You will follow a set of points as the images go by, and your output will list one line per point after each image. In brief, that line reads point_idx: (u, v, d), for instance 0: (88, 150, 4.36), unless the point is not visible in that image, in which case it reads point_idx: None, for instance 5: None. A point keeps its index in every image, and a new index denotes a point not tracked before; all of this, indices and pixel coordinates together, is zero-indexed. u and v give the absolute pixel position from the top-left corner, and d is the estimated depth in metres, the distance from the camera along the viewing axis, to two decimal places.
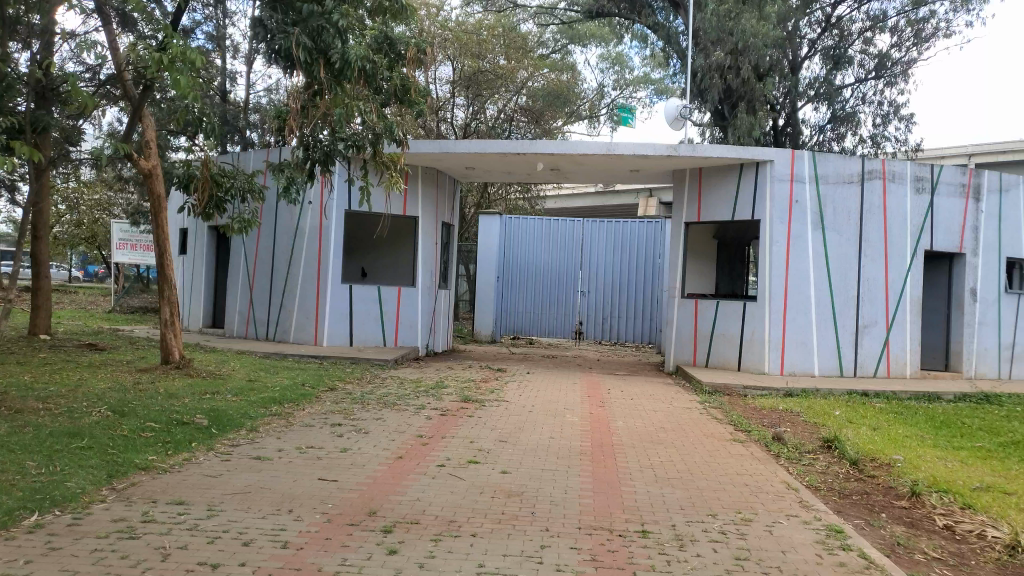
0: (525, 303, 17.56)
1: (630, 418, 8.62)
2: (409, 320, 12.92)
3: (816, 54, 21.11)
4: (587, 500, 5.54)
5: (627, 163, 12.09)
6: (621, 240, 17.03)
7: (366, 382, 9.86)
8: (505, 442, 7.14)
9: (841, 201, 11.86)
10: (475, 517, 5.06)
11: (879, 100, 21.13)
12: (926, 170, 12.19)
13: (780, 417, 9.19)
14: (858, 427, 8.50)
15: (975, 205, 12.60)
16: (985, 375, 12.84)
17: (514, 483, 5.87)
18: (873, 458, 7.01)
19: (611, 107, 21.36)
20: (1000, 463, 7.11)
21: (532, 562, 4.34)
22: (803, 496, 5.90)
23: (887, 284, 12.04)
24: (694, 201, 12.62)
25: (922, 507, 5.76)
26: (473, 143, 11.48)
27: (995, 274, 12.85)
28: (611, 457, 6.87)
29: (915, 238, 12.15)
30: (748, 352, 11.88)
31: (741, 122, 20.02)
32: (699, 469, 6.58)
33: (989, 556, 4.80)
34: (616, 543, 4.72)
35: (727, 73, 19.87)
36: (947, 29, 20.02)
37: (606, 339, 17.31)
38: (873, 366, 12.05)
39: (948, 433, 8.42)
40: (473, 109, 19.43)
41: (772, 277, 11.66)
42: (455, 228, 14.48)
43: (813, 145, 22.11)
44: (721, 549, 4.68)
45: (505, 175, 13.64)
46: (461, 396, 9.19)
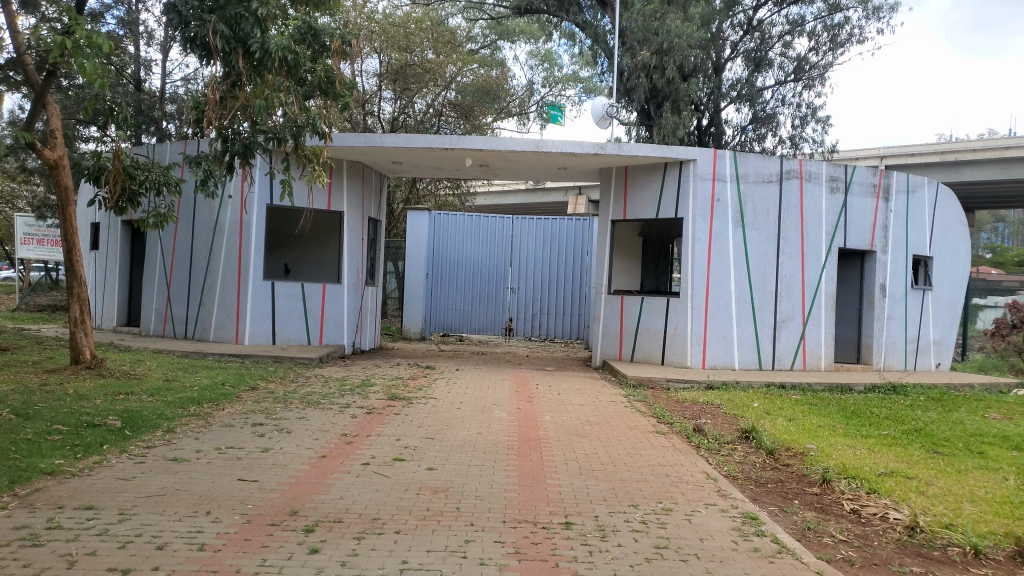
0: (455, 300, 17.51)
1: (557, 413, 8.71)
2: (335, 318, 12.73)
3: (738, 56, 21.73)
4: (513, 495, 5.57)
5: (554, 160, 12.21)
6: (550, 237, 17.17)
7: (290, 381, 9.67)
8: (432, 439, 7.12)
9: (760, 200, 12.25)
10: (400, 514, 5.03)
11: (797, 102, 21.92)
12: (840, 170, 12.71)
13: (701, 408, 9.45)
14: (775, 418, 8.82)
15: (885, 204, 13.21)
16: (893, 367, 13.49)
17: (440, 479, 5.86)
18: (788, 447, 7.29)
19: (541, 104, 21.47)
20: (904, 449, 7.50)
21: (455, 557, 4.35)
22: (722, 485, 6.09)
23: (803, 281, 12.51)
24: (620, 199, 12.83)
25: (831, 493, 6.02)
26: (400, 137, 11.36)
27: (903, 270, 13.50)
28: (537, 451, 6.94)
29: (830, 236, 12.66)
30: (671, 346, 12.17)
31: (666, 122, 20.45)
32: (624, 462, 6.70)
33: (891, 537, 5.06)
34: (539, 535, 4.77)
35: (653, 73, 20.27)
36: (860, 35, 20.97)
37: (536, 336, 17.44)
38: (790, 360, 12.50)
39: (858, 422, 8.82)
40: (401, 102, 19.45)
41: (694, 272, 11.97)
42: (382, 224, 14.34)
43: (735, 145, 22.76)
44: (642, 538, 4.78)
45: (433, 171, 13.56)
46: (388, 394, 9.11)
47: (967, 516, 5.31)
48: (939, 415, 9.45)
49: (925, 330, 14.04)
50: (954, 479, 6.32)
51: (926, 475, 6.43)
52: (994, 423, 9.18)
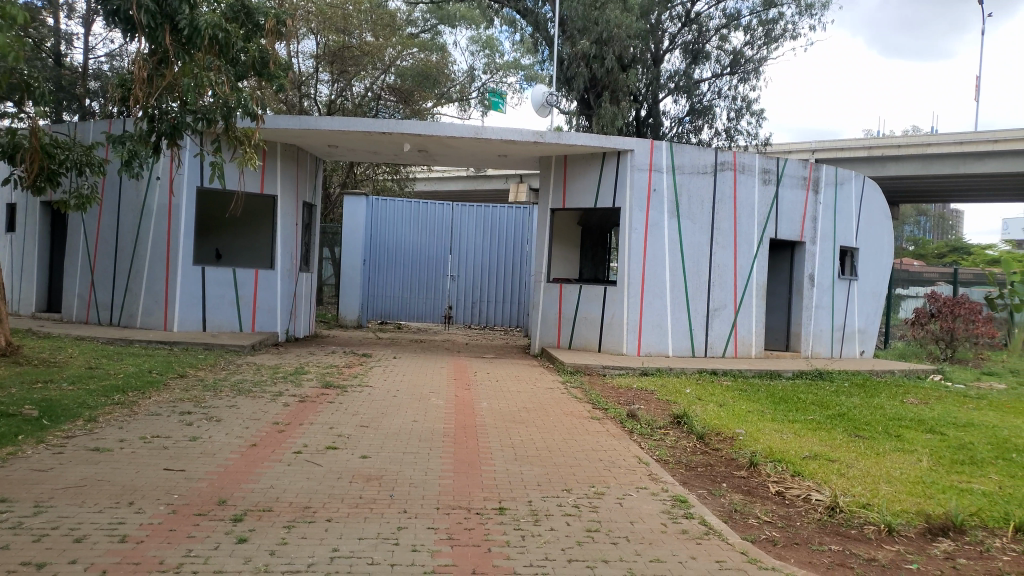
0: (394, 287, 17.35)
1: (494, 400, 8.75)
2: (268, 304, 12.45)
3: (676, 48, 22.03)
4: (447, 481, 5.57)
5: (493, 147, 12.18)
6: (490, 225, 17.16)
7: (221, 368, 9.45)
8: (367, 427, 7.05)
9: (695, 191, 12.48)
10: (332, 502, 4.98)
11: (733, 95, 22.38)
12: (772, 163, 13.06)
13: (635, 394, 9.63)
14: (707, 403, 9.04)
15: (815, 197, 13.64)
16: (820, 354, 13.97)
17: (374, 467, 5.82)
18: (718, 432, 7.48)
19: (482, 91, 21.31)
20: (827, 433, 7.78)
21: (387, 544, 4.33)
22: (653, 469, 6.21)
23: (736, 270, 12.82)
24: (559, 187, 12.85)
25: (758, 476, 6.21)
26: (335, 120, 11.15)
27: (831, 261, 13.95)
28: (473, 437, 6.94)
29: (761, 227, 13.00)
30: (608, 333, 12.34)
31: (605, 112, 20.63)
32: (558, 447, 6.76)
33: (812, 517, 5.25)
34: (472, 521, 4.79)
35: (592, 63, 20.43)
36: (794, 31, 21.52)
37: (475, 323, 17.42)
38: (722, 347, 12.83)
39: (785, 407, 9.12)
40: (339, 85, 19.34)
41: (631, 261, 12.13)
42: (317, 208, 14.09)
43: (673, 136, 23.09)
44: (574, 522, 4.85)
45: (369, 155, 13.36)
46: (322, 381, 8.99)
47: (883, 496, 5.56)
48: (860, 400, 9.86)
49: (851, 319, 14.57)
50: (872, 462, 6.60)
51: (846, 457, 6.68)
52: (911, 407, 9.61)
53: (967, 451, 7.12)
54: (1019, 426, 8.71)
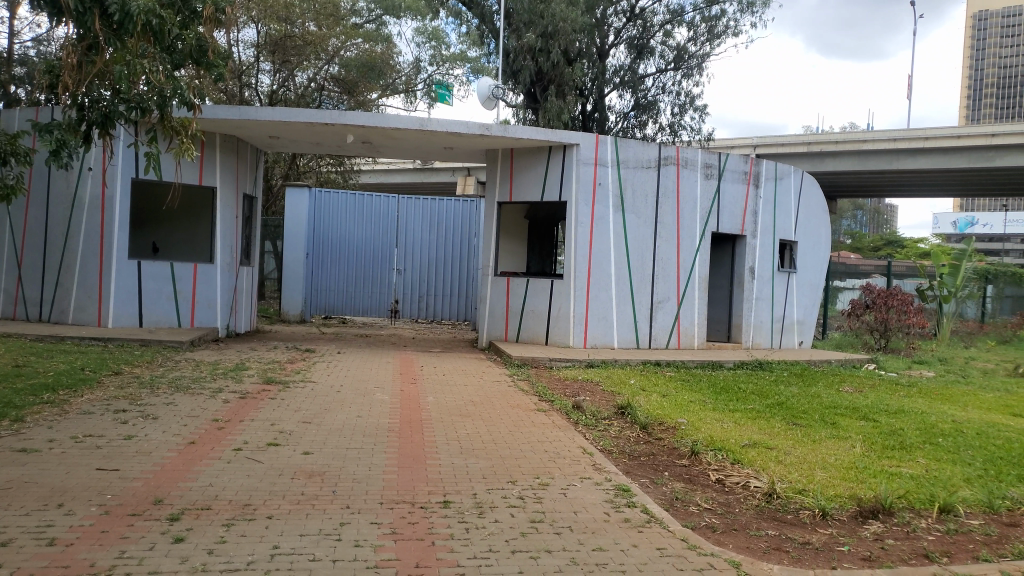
0: (339, 281, 17.13)
1: (441, 393, 8.72)
2: (208, 299, 12.19)
3: (621, 43, 22.22)
4: (391, 476, 5.53)
5: (438, 140, 12.10)
6: (436, 218, 17.07)
7: (158, 365, 9.19)
8: (310, 423, 6.95)
9: (640, 184, 12.63)
10: (273, 499, 4.90)
11: (677, 90, 22.71)
12: (714, 158, 13.30)
13: (581, 386, 9.73)
14: (650, 394, 9.19)
15: (755, 191, 13.94)
16: (760, 345, 14.31)
17: (316, 463, 5.73)
18: (660, 422, 7.60)
19: (428, 83, 21.16)
20: (766, 422, 7.98)
21: (330, 540, 4.28)
22: (597, 459, 6.29)
23: (679, 263, 13.04)
24: (506, 181, 12.80)
25: (699, 464, 6.33)
26: (276, 111, 10.93)
27: (771, 254, 14.29)
28: (419, 432, 6.90)
29: (704, 220, 13.25)
30: (554, 326, 12.41)
31: (551, 106, 20.72)
32: (504, 439, 6.78)
33: (751, 503, 5.38)
34: (416, 515, 4.77)
35: (538, 56, 20.51)
36: (736, 28, 21.93)
37: (422, 317, 17.32)
38: (665, 339, 13.05)
39: (726, 397, 9.33)
40: (281, 75, 19.10)
41: (577, 254, 12.21)
42: (258, 201, 13.80)
43: (618, 131, 23.30)
44: (518, 513, 4.87)
45: (312, 146, 13.14)
46: (264, 377, 8.83)
47: (818, 482, 5.73)
48: (798, 389, 10.14)
49: (790, 311, 14.96)
50: (808, 448, 6.79)
51: (784, 445, 6.87)
52: (846, 395, 9.93)
53: (897, 437, 7.39)
54: (946, 411, 9.08)
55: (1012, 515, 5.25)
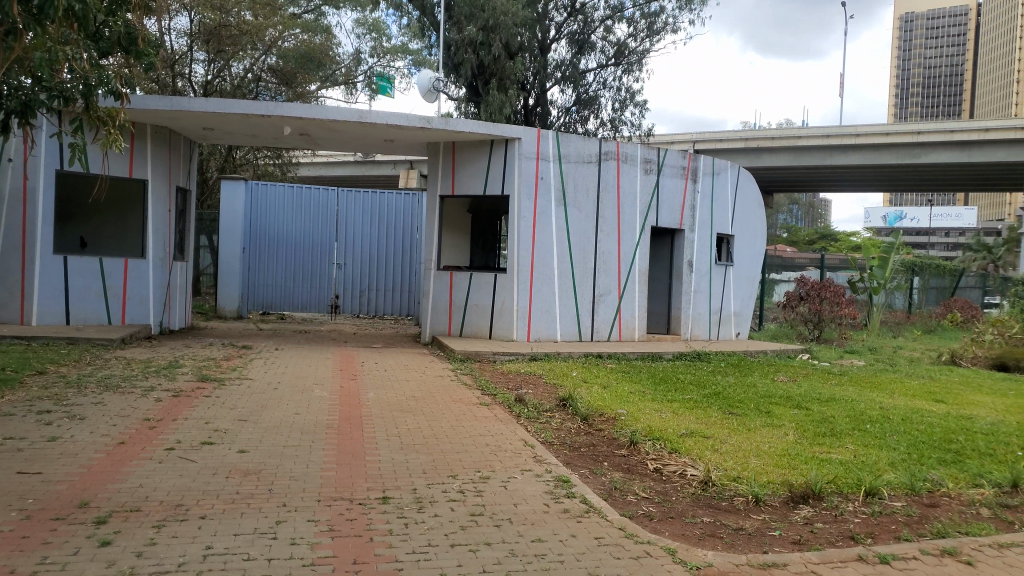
0: (277, 276, 16.81)
1: (381, 389, 8.64)
2: (140, 295, 11.83)
3: (562, 38, 22.32)
4: (329, 473, 5.46)
5: (378, 132, 11.97)
6: (377, 212, 16.88)
7: (86, 364, 8.87)
8: (246, 421, 6.81)
9: (581, 179, 12.73)
10: (206, 499, 4.78)
11: (618, 85, 22.94)
12: (653, 153, 13.50)
13: (523, 379, 9.79)
14: (591, 386, 9.30)
15: (693, 186, 14.21)
16: (699, 336, 14.61)
17: (252, 461, 5.62)
18: (601, 413, 7.70)
19: (369, 75, 20.89)
20: (704, 411, 8.15)
21: (265, 538, 4.21)
22: (538, 451, 6.32)
23: (619, 257, 13.22)
24: (448, 174, 12.73)
25: (637, 454, 6.43)
26: (210, 102, 10.64)
27: (708, 248, 14.58)
28: (358, 428, 6.84)
29: (644, 215, 13.45)
30: (497, 320, 12.42)
31: (493, 99, 20.65)
32: (445, 434, 6.77)
33: (688, 491, 5.49)
34: (355, 511, 4.72)
35: (479, 49, 20.48)
36: (674, 25, 22.27)
37: (363, 312, 17.12)
38: (607, 332, 13.24)
39: (665, 387, 9.50)
40: (216, 65, 18.60)
41: (520, 248, 12.21)
42: (192, 194, 13.43)
43: (560, 126, 23.42)
44: (458, 507, 4.86)
45: (248, 138, 12.85)
46: (199, 375, 8.61)
47: (752, 469, 5.88)
48: (735, 379, 10.40)
49: (727, 303, 15.30)
50: (744, 437, 6.97)
51: (720, 434, 7.03)
52: (780, 384, 10.23)
53: (828, 424, 7.63)
54: (874, 398, 9.44)
55: (932, 496, 5.49)
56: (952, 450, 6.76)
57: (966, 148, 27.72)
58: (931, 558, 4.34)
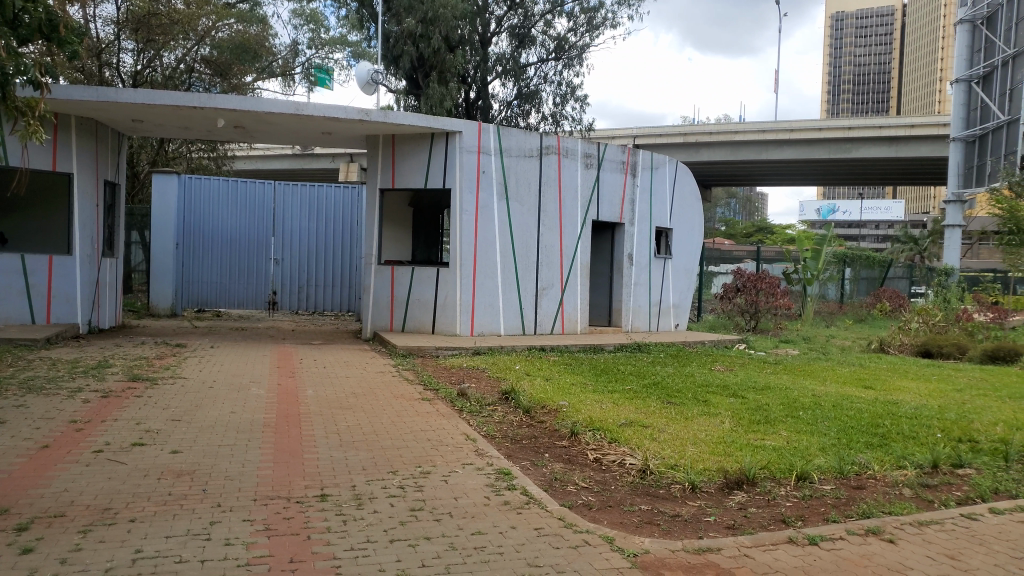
0: (213, 273, 16.41)
1: (320, 386, 8.51)
2: (66, 293, 11.41)
3: (503, 31, 22.30)
4: (266, 472, 5.36)
5: (315, 125, 11.77)
6: (316, 206, 16.60)
7: (8, 365, 8.51)
8: (180, 420, 6.64)
9: (522, 173, 12.75)
10: (135, 502, 4.64)
11: (558, 80, 23.07)
12: (593, 148, 13.63)
13: (466, 373, 9.78)
14: (533, 378, 9.37)
15: (632, 179, 14.40)
16: (639, 328, 14.84)
17: (185, 462, 5.49)
18: (543, 405, 7.75)
19: (307, 67, 20.54)
20: (643, 401, 8.28)
21: (198, 539, 4.11)
22: (480, 445, 6.33)
23: (562, 250, 13.33)
24: (387, 168, 12.56)
25: (578, 445, 6.49)
26: (139, 93, 10.31)
27: (648, 241, 14.80)
28: (297, 426, 6.73)
29: (585, 209, 13.57)
30: (440, 315, 12.37)
31: (434, 92, 20.52)
32: (386, 430, 6.70)
33: (626, 480, 5.58)
34: (292, 510, 4.65)
35: (419, 42, 20.34)
36: (613, 20, 22.49)
37: (302, 308, 16.86)
38: (550, 325, 13.34)
39: (606, 378, 9.64)
40: (146, 55, 18.04)
41: (462, 242, 12.18)
42: (121, 188, 12.98)
43: (502, 120, 23.39)
44: (398, 502, 4.84)
45: (180, 130, 12.50)
46: (129, 375, 8.36)
47: (689, 456, 6.01)
48: (674, 369, 10.60)
49: (667, 295, 15.56)
50: (681, 426, 7.10)
51: (658, 423, 7.15)
52: (718, 374, 10.44)
53: (763, 412, 7.85)
54: (807, 386, 9.73)
55: (860, 479, 5.70)
56: (879, 434, 7.02)
57: (894, 143, 28.80)
58: (856, 537, 4.51)
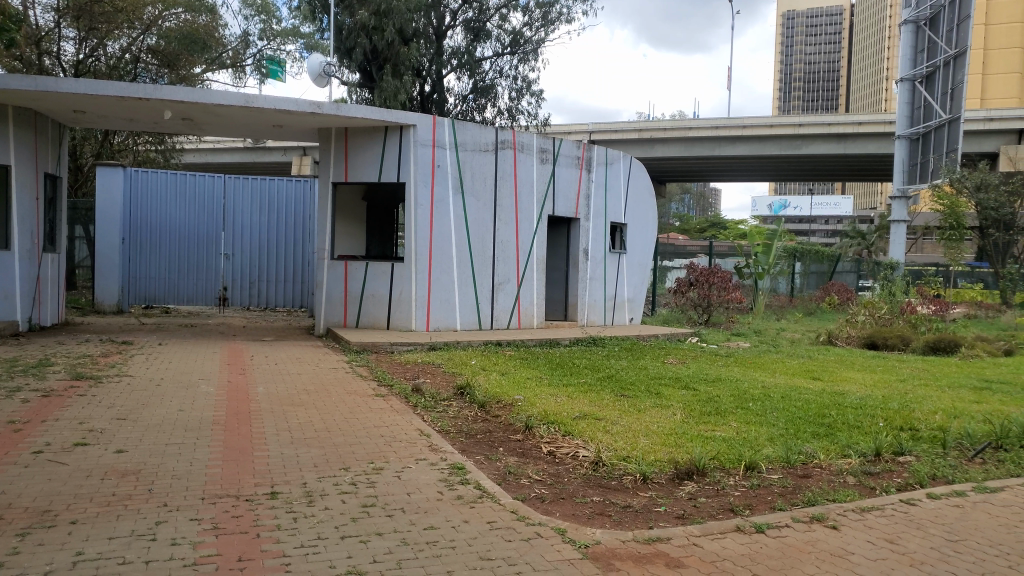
0: (161, 269, 16.03)
1: (271, 383, 8.37)
2: (5, 290, 11.04)
3: (458, 25, 22.21)
4: (215, 471, 5.26)
5: (266, 117, 11.57)
6: (268, 200, 16.35)
7: None
8: (125, 419, 6.48)
9: (477, 168, 12.72)
10: (77, 503, 4.51)
11: (514, 74, 23.08)
12: (548, 143, 13.67)
13: (421, 368, 9.74)
14: (489, 373, 9.37)
15: (587, 175, 14.48)
16: (594, 323, 14.95)
17: (130, 461, 5.36)
18: (498, 400, 7.76)
19: (258, 58, 20.19)
20: (597, 394, 8.35)
21: (142, 540, 4.02)
22: (434, 440, 6.31)
23: (518, 245, 13.36)
24: (341, 161, 12.42)
25: (532, 438, 6.51)
26: (81, 83, 10.01)
27: (603, 236, 14.92)
28: (247, 423, 6.62)
29: (541, 204, 13.62)
30: (395, 311, 12.28)
31: (387, 85, 20.33)
32: (339, 427, 6.64)
33: (579, 472, 5.62)
34: (241, 508, 4.57)
35: (372, 34, 20.16)
36: (568, 15, 22.56)
37: (254, 305, 16.59)
38: (506, 320, 13.37)
39: (561, 372, 9.70)
40: (88, 43, 17.44)
41: (418, 237, 12.09)
42: (63, 181, 12.60)
43: (457, 114, 23.30)
44: (350, 499, 4.80)
45: (125, 122, 12.18)
46: (72, 373, 8.13)
47: (641, 448, 6.08)
48: (628, 363, 10.71)
49: (621, 290, 15.70)
50: (634, 418, 7.19)
51: (612, 416, 7.22)
52: (670, 366, 10.57)
53: (714, 403, 7.99)
54: (757, 378, 9.93)
55: (806, 467, 5.84)
56: (825, 424, 7.21)
57: (842, 140, 29.51)
58: (801, 524, 4.63)
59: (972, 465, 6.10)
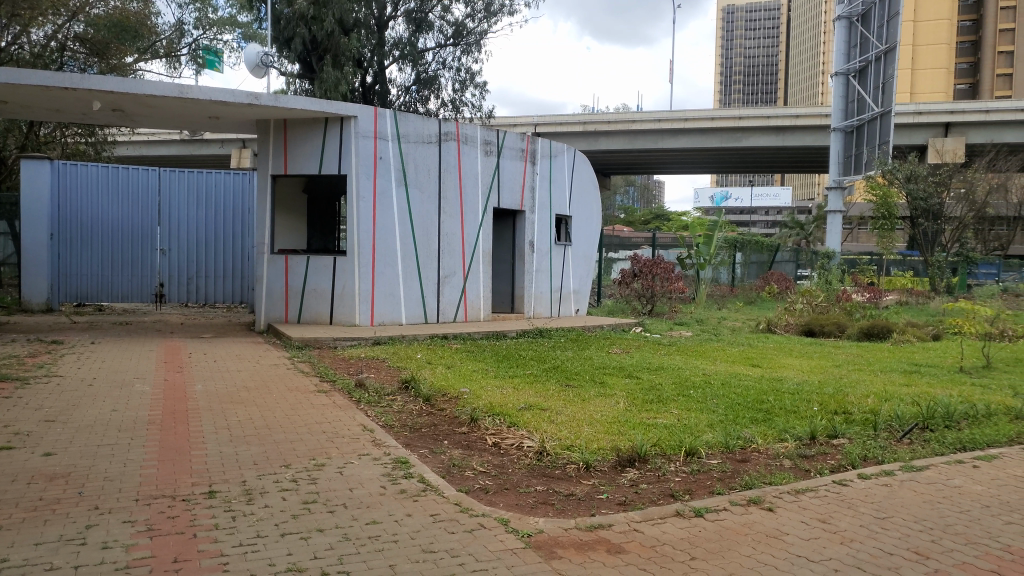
0: (93, 265, 15.47)
1: (209, 381, 8.18)
2: None
3: (400, 16, 21.96)
4: (150, 471, 5.12)
5: (201, 108, 11.26)
6: (205, 194, 16.01)
7: None
8: (54, 421, 6.25)
9: (420, 160, 12.63)
10: (1, 509, 4.34)
11: (457, 66, 22.96)
12: (492, 135, 13.66)
13: (366, 363, 9.64)
14: (435, 366, 9.33)
15: (532, 167, 14.51)
16: (541, 315, 15.02)
17: (59, 464, 5.17)
18: (443, 393, 7.74)
19: (194, 48, 19.67)
20: (542, 385, 8.41)
21: (72, 545, 3.89)
22: (378, 436, 6.25)
23: (463, 237, 13.32)
24: (280, 153, 12.18)
25: (477, 430, 6.51)
26: (3, 72, 9.58)
27: (548, 228, 14.99)
28: (184, 422, 6.45)
29: (485, 196, 13.59)
30: (339, 305, 12.11)
31: (328, 76, 19.95)
32: (279, 423, 6.52)
33: (523, 463, 5.64)
34: (177, 509, 4.46)
35: (311, 25, 19.89)
36: (511, 8, 22.55)
37: (192, 301, 16.23)
38: (452, 313, 13.33)
39: (507, 364, 9.72)
40: (10, 31, 16.75)
41: (361, 231, 11.94)
42: None
43: (400, 105, 23.08)
44: (290, 496, 4.72)
45: (52, 113, 11.72)
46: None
47: (584, 437, 6.14)
48: (573, 353, 10.81)
49: (567, 281, 15.80)
50: (578, 407, 7.25)
51: (556, 406, 7.27)
52: (615, 356, 10.69)
53: (656, 391, 8.12)
54: (698, 366, 10.11)
55: (744, 452, 5.99)
56: (763, 409, 7.40)
57: (780, 133, 30.27)
58: (738, 507, 4.74)
59: (900, 445, 6.33)
